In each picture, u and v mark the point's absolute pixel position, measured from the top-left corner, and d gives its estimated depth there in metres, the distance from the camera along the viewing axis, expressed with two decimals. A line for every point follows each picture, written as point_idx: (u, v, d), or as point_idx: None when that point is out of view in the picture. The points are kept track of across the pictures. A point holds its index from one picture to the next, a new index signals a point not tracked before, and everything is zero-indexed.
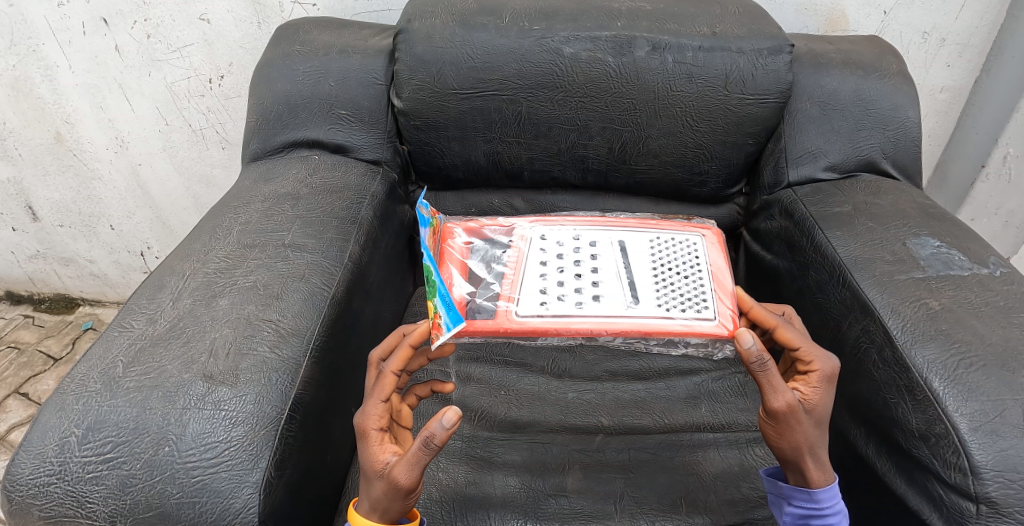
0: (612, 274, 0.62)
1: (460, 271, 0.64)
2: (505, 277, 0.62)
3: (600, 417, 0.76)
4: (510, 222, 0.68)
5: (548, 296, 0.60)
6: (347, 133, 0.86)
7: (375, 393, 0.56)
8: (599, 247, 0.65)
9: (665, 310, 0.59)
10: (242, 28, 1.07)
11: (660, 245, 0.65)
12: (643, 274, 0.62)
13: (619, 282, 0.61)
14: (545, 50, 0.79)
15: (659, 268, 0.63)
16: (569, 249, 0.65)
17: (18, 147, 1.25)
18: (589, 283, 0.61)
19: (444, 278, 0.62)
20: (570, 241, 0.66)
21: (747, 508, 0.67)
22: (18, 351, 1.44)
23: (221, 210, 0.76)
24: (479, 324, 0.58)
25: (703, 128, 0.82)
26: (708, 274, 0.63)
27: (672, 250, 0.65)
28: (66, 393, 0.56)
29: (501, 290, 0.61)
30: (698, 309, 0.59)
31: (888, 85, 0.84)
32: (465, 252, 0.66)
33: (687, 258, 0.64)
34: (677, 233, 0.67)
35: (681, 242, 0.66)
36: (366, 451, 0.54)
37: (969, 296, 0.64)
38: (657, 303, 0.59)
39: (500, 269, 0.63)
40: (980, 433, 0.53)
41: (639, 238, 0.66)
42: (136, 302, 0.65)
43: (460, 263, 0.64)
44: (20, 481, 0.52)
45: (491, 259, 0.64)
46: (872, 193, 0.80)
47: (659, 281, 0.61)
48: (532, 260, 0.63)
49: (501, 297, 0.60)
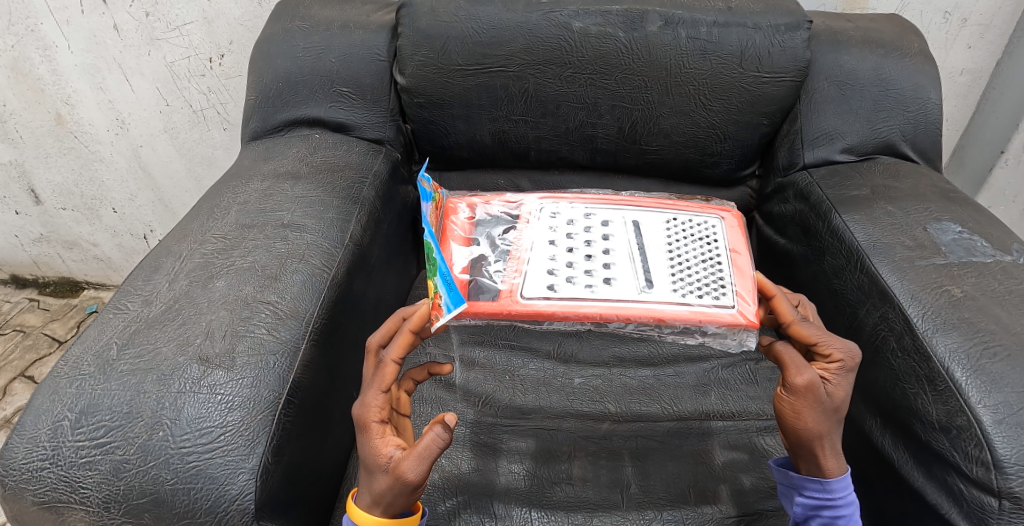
0: (625, 256, 0.59)
1: (461, 250, 0.60)
2: (511, 255, 0.59)
3: (607, 403, 0.74)
4: (518, 199, 0.65)
5: (558, 278, 0.57)
6: (349, 111, 0.83)
7: (376, 383, 0.54)
8: (611, 227, 0.61)
9: (681, 296, 0.56)
10: (241, 6, 1.04)
11: (676, 227, 0.62)
12: (657, 256, 0.59)
13: (632, 265, 0.58)
14: (554, 24, 0.77)
15: (676, 252, 0.59)
16: (580, 228, 0.61)
17: (18, 129, 1.24)
18: (601, 264, 0.58)
19: (444, 257, 0.59)
20: (581, 219, 0.62)
21: (757, 499, 0.65)
22: (23, 334, 1.43)
23: (220, 189, 0.74)
24: (483, 305, 0.55)
25: (716, 108, 0.79)
26: (728, 259, 0.59)
27: (688, 232, 0.62)
28: (60, 375, 0.54)
29: (504, 272, 0.58)
30: (716, 296, 0.56)
31: (910, 64, 0.80)
32: (466, 228, 0.63)
33: (705, 241, 0.61)
34: (695, 214, 0.64)
35: (700, 223, 0.63)
36: (367, 445, 0.53)
37: (992, 283, 0.61)
38: (673, 288, 0.56)
39: (505, 246, 0.60)
40: (1005, 426, 0.51)
41: (653, 218, 0.63)
42: (132, 283, 0.63)
43: (461, 240, 0.61)
44: (12, 466, 0.50)
45: (494, 235, 0.62)
46: (891, 177, 0.77)
47: (675, 263, 0.58)
48: (541, 239, 0.60)
49: (505, 277, 0.57)
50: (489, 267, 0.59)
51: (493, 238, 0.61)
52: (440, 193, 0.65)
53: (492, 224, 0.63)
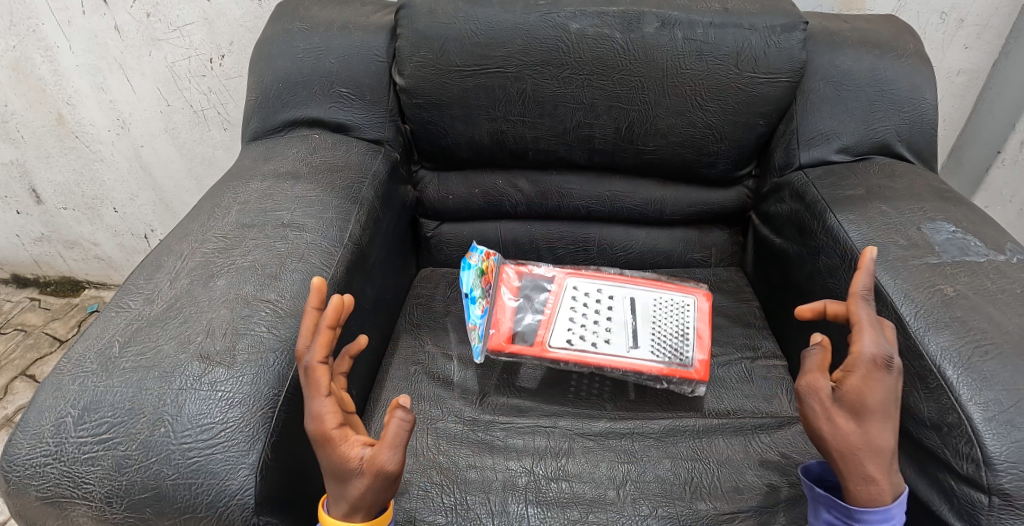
0: (622, 324, 0.74)
1: (503, 308, 0.76)
2: (544, 314, 0.76)
3: (604, 402, 0.74)
4: (551, 272, 0.81)
5: (573, 334, 0.73)
6: (348, 111, 0.84)
7: (313, 391, 0.50)
8: (616, 300, 0.77)
9: (658, 360, 0.71)
10: (242, 6, 1.05)
11: (662, 305, 0.77)
12: (646, 327, 0.74)
13: (626, 329, 0.74)
14: (551, 25, 0.78)
15: (658, 321, 0.75)
16: (593, 299, 0.77)
17: (20, 129, 1.24)
18: (605, 328, 0.74)
19: (490, 317, 0.76)
20: (594, 294, 0.78)
21: (751, 496, 0.66)
22: (25, 333, 1.44)
23: (220, 189, 0.75)
24: (517, 348, 0.72)
25: (712, 108, 0.80)
26: (694, 332, 0.75)
27: (671, 310, 0.76)
28: (62, 373, 0.55)
29: (538, 320, 0.75)
30: (679, 352, 0.72)
31: (905, 65, 0.81)
32: (512, 287, 0.79)
33: (682, 320, 0.75)
34: (677, 296, 0.79)
35: (678, 305, 0.77)
36: (331, 454, 0.49)
37: (985, 282, 0.62)
38: (653, 352, 0.72)
39: (539, 304, 0.77)
40: (995, 423, 0.52)
41: (647, 297, 0.78)
42: (133, 282, 0.63)
43: (507, 294, 0.78)
44: (16, 461, 0.51)
45: (533, 296, 0.78)
46: (886, 177, 0.78)
47: (659, 335, 0.73)
48: (564, 304, 0.76)
49: (536, 329, 0.74)
50: (525, 319, 0.75)
51: (529, 294, 0.78)
52: (491, 256, 0.83)
53: (531, 284, 0.79)
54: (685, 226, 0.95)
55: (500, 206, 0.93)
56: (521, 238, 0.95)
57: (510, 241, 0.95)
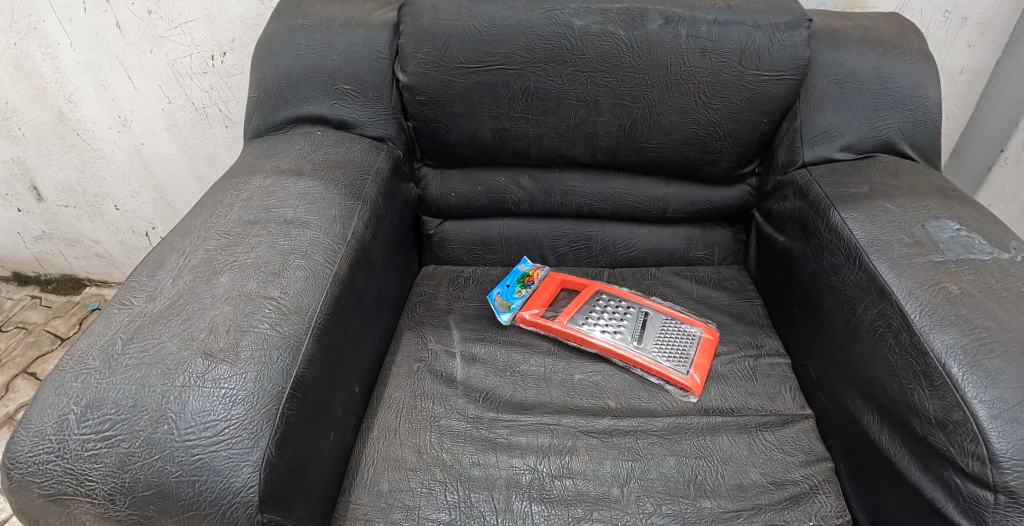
0: (635, 322, 0.81)
1: (535, 297, 0.87)
2: (569, 305, 0.85)
3: (607, 399, 0.74)
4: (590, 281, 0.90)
5: (586, 320, 0.82)
6: (351, 109, 0.84)
7: None
8: (637, 307, 0.84)
9: (654, 360, 0.77)
10: (243, 3, 1.05)
11: (673, 324, 0.82)
12: (654, 334, 0.80)
13: (636, 327, 0.81)
14: (555, 22, 0.77)
15: (665, 335, 0.80)
16: (618, 302, 0.85)
17: (21, 126, 1.24)
18: (618, 321, 0.81)
19: (519, 301, 0.87)
20: (621, 299, 0.85)
21: (755, 493, 0.66)
22: (26, 331, 1.44)
23: (222, 186, 0.75)
24: (533, 322, 0.83)
25: (716, 106, 0.80)
26: (694, 354, 0.78)
27: (677, 330, 0.81)
28: (65, 370, 0.55)
29: (562, 308, 0.85)
30: (676, 362, 0.77)
31: (910, 63, 0.81)
32: (551, 286, 0.89)
33: (684, 340, 0.80)
34: (685, 322, 0.83)
35: (685, 329, 0.82)
36: None
37: (990, 280, 0.61)
38: (652, 352, 0.78)
39: (569, 300, 0.86)
40: (1000, 420, 0.51)
41: (665, 314, 0.84)
42: (136, 279, 0.63)
43: (544, 290, 0.89)
44: (19, 458, 0.51)
45: (568, 294, 0.88)
46: (890, 174, 0.77)
47: (663, 342, 0.79)
48: (591, 301, 0.85)
49: (557, 313, 0.84)
50: (552, 306, 0.86)
51: (564, 293, 0.88)
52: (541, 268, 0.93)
53: (569, 285, 0.90)
54: (688, 225, 0.95)
55: (502, 204, 0.92)
56: (523, 236, 0.95)
57: (512, 239, 0.95)
